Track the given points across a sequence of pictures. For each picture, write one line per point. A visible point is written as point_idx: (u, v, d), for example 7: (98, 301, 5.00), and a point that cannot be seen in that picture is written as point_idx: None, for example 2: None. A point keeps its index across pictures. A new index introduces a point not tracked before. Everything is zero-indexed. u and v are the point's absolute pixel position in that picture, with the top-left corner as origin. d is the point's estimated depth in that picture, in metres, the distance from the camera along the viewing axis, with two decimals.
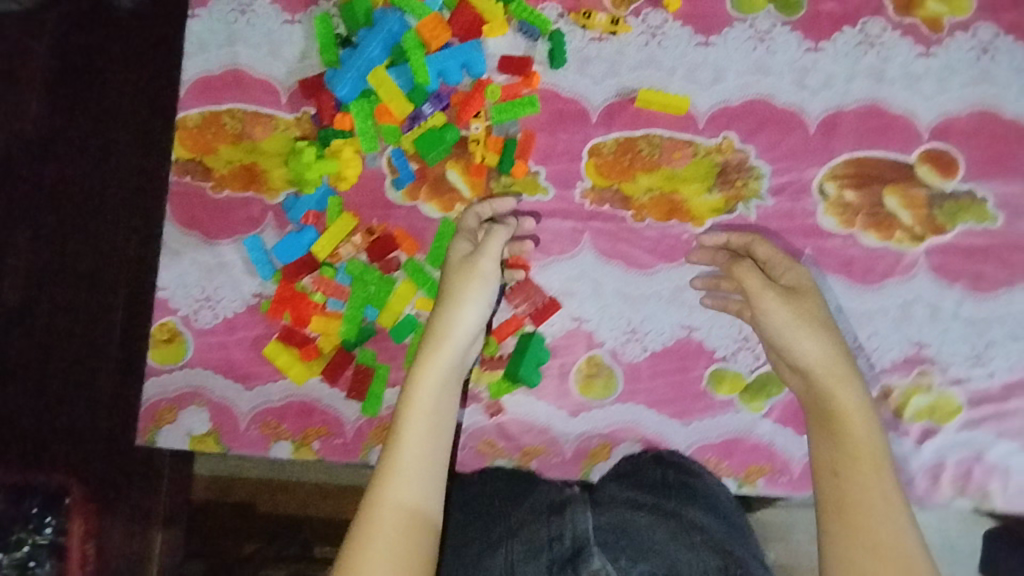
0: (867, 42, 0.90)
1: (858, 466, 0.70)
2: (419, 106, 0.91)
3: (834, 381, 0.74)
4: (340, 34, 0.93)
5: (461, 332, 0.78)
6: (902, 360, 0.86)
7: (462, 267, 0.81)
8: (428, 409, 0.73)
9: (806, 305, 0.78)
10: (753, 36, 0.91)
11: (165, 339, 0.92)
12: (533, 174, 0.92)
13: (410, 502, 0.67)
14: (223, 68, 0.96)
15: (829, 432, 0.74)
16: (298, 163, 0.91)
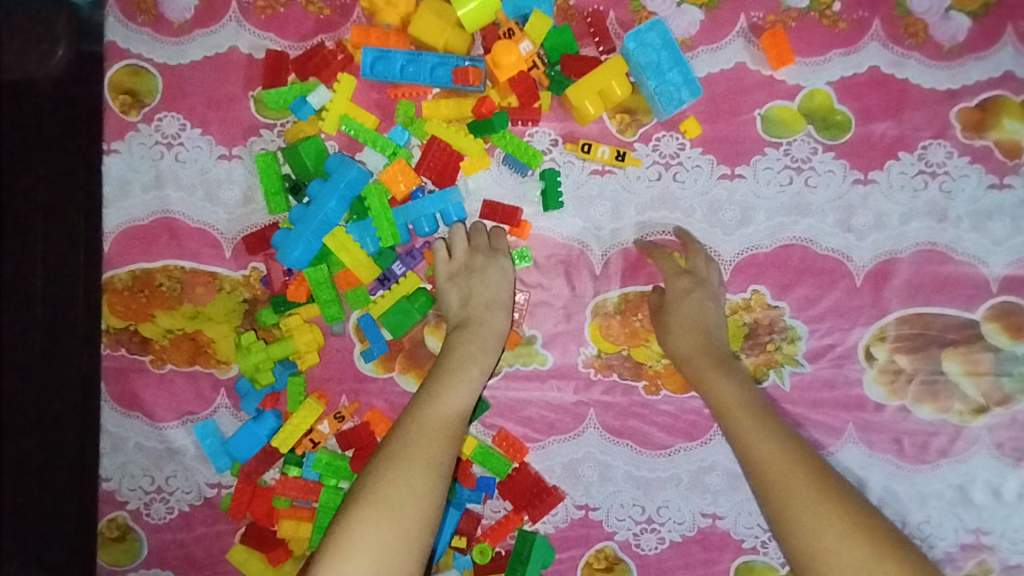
0: (928, 171, 0.75)
1: (751, 442, 0.65)
2: (388, 266, 0.77)
3: (706, 364, 0.72)
4: (289, 176, 0.79)
5: (491, 341, 0.73)
6: (958, 549, 0.75)
7: (492, 262, 0.75)
8: (452, 384, 0.68)
9: (686, 303, 0.74)
10: (789, 166, 0.76)
11: (115, 537, 0.81)
12: (528, 340, 0.78)
13: (427, 465, 0.62)
14: (153, 215, 0.81)
15: (717, 400, 0.70)
16: (246, 361, 0.77)
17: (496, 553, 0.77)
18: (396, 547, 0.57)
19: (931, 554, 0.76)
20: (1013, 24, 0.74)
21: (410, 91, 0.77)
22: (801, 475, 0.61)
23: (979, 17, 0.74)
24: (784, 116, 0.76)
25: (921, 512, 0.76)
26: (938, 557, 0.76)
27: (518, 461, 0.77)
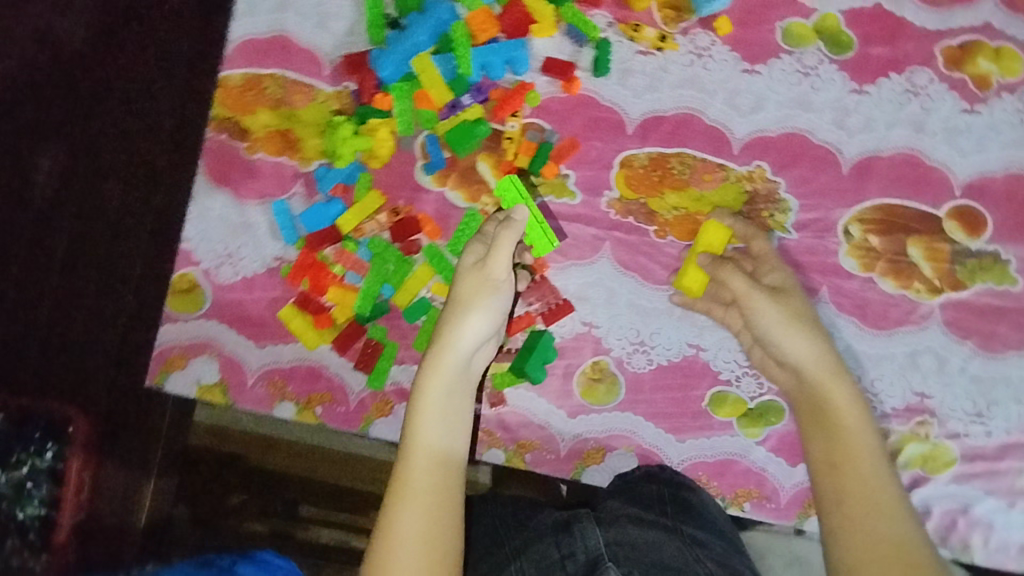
0: (912, 91, 0.91)
1: (848, 476, 0.74)
2: (459, 96, 0.92)
3: (834, 383, 0.79)
4: (390, 16, 0.94)
5: (483, 305, 0.83)
6: (903, 407, 0.88)
7: (473, 271, 0.84)
8: (438, 396, 0.79)
9: (792, 305, 0.83)
10: (799, 71, 0.92)
11: (184, 289, 0.93)
12: (563, 177, 0.93)
13: (430, 483, 0.73)
14: (271, 32, 0.97)
15: (825, 433, 0.78)
16: (332, 137, 0.92)
17: (507, 346, 0.90)
18: (433, 551, 0.68)
19: (879, 409, 0.88)
20: None
21: None
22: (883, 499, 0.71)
23: None
24: (801, 31, 0.92)
25: (875, 371, 0.88)
26: (885, 412, 0.88)
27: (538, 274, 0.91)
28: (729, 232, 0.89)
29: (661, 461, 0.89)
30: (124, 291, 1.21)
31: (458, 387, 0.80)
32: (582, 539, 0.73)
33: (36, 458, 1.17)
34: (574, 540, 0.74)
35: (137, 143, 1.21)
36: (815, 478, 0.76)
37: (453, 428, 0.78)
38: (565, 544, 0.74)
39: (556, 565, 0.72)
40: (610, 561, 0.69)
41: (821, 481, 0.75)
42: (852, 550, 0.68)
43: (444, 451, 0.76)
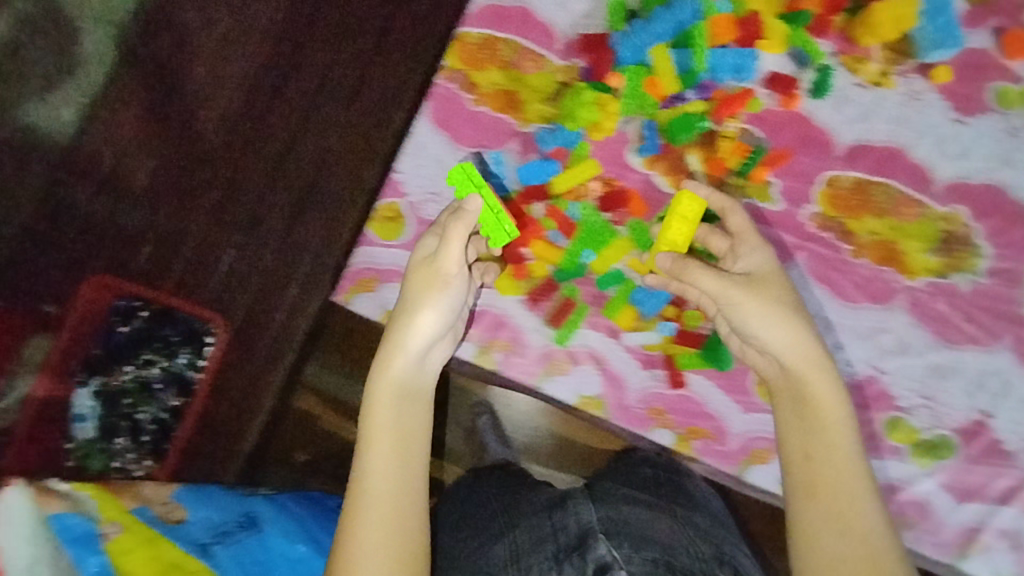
0: None
1: (811, 472, 0.74)
2: (685, 90, 0.96)
3: (815, 374, 0.77)
4: (631, 7, 0.98)
5: (441, 304, 0.85)
6: None
7: (424, 267, 0.86)
8: (388, 399, 0.81)
9: (766, 288, 0.80)
10: (1004, 130, 0.96)
11: (388, 217, 0.97)
12: (768, 184, 0.96)
13: (382, 491, 0.76)
14: (512, 2, 1.01)
15: (803, 420, 0.77)
16: (569, 101, 0.96)
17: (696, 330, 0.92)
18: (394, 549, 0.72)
19: None
20: None
21: None
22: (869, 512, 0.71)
23: None
24: (1012, 94, 0.96)
25: None
26: None
27: None
28: (705, 202, 0.88)
29: None
30: (287, 223, 1.28)
31: (404, 387, 0.82)
32: (578, 514, 0.78)
33: (168, 360, 1.19)
34: (567, 514, 0.79)
35: (330, 92, 1.32)
36: (788, 465, 0.76)
37: (404, 429, 0.80)
38: (558, 517, 0.79)
39: (549, 538, 0.78)
40: (601, 533, 0.75)
41: (790, 467, 0.76)
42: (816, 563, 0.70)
43: (404, 452, 0.79)
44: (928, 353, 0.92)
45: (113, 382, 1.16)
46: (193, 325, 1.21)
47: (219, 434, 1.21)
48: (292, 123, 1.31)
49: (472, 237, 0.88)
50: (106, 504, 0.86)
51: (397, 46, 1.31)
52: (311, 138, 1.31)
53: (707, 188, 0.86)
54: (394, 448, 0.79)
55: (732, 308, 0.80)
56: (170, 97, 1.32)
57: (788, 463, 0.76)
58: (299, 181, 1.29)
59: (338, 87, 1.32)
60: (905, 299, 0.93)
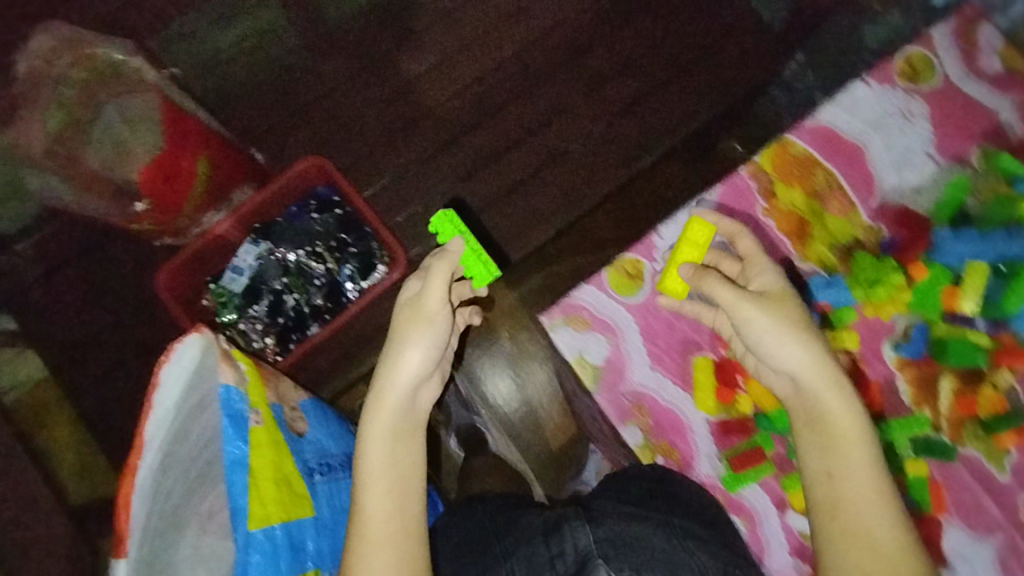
0: None
1: (839, 508, 0.72)
2: (980, 318, 0.88)
3: (828, 388, 0.74)
4: (967, 208, 0.91)
5: (428, 339, 0.85)
6: None
7: (412, 311, 0.86)
8: (381, 439, 0.82)
9: (779, 305, 0.75)
10: None
11: (629, 272, 0.93)
12: (1010, 453, 0.87)
13: (386, 529, 0.78)
14: (852, 137, 0.96)
15: (820, 442, 0.74)
16: (858, 266, 0.91)
17: None
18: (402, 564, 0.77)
19: None
20: None
21: None
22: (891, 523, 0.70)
23: None
24: None
25: None
26: None
27: (933, 511, 0.88)
28: (713, 227, 0.87)
29: None
30: (495, 199, 1.27)
31: (400, 429, 0.83)
32: (573, 537, 0.76)
33: (335, 265, 1.18)
34: (564, 541, 0.77)
35: (596, 102, 1.30)
36: (811, 482, 0.74)
37: (400, 464, 0.82)
38: (555, 544, 0.77)
39: (544, 565, 0.76)
40: (601, 560, 0.73)
41: (812, 484, 0.74)
42: None
43: (395, 487, 0.80)
44: None
45: (278, 256, 1.17)
46: (370, 247, 1.19)
47: (341, 350, 1.24)
48: (544, 111, 1.29)
49: (455, 283, 0.93)
50: (255, 386, 0.86)
51: (677, 97, 1.29)
52: (553, 133, 1.29)
53: (717, 214, 0.86)
54: (388, 487, 0.80)
55: (740, 321, 0.75)
56: (452, 25, 1.30)
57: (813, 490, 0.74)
58: (519, 166, 1.28)
59: (597, 100, 1.30)
60: None
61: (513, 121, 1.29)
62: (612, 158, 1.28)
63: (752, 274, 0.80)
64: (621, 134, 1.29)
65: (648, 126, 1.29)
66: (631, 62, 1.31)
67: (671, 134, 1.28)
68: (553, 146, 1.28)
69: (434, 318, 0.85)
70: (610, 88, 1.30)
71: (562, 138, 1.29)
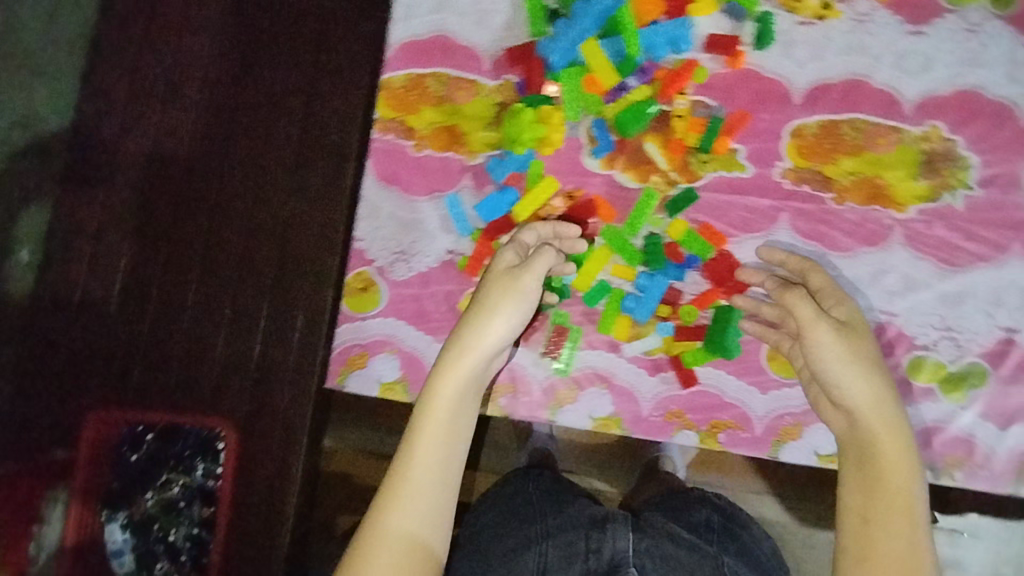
0: (969, 30, 0.91)
1: (886, 494, 0.72)
2: (624, 79, 0.93)
3: (886, 435, 0.74)
4: (549, 6, 0.96)
5: (523, 303, 0.81)
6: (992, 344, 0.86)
7: (505, 278, 0.82)
8: (434, 435, 0.76)
9: (860, 343, 0.77)
10: (907, 32, 0.92)
11: (360, 288, 0.93)
12: (733, 151, 0.92)
13: (423, 495, 0.74)
14: (431, 32, 0.99)
15: (865, 477, 0.74)
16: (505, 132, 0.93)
17: (698, 321, 0.89)
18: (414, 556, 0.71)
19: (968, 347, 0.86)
20: None
21: None
22: (906, 530, 0.70)
23: None
24: None
25: (959, 310, 0.87)
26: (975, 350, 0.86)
27: (719, 247, 0.90)
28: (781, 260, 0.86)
29: None
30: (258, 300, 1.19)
31: (454, 420, 0.78)
32: (614, 542, 0.87)
33: (187, 476, 1.15)
34: (603, 537, 0.87)
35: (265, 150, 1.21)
36: (839, 523, 0.73)
37: (445, 464, 0.76)
38: (593, 539, 0.87)
39: (580, 555, 0.86)
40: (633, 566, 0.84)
41: (843, 520, 0.73)
42: None
43: (436, 500, 0.74)
44: (935, 284, 0.88)
45: (139, 512, 1.11)
46: (199, 433, 1.16)
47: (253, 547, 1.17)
48: (248, 175, 1.20)
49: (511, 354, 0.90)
50: None
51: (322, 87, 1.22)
52: (272, 189, 1.19)
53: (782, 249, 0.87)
54: (431, 495, 0.74)
55: (810, 337, 0.77)
56: None
57: (848, 463, 0.76)
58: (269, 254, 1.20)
59: (281, 149, 1.21)
60: (899, 235, 0.89)
61: (222, 227, 1.20)
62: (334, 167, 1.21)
63: (727, 248, 0.90)
64: (325, 143, 1.21)
65: (335, 109, 1.21)
66: (279, 74, 1.23)
67: (361, 101, 1.18)
68: (266, 218, 1.20)
69: (525, 293, 0.81)
70: (269, 138, 1.21)
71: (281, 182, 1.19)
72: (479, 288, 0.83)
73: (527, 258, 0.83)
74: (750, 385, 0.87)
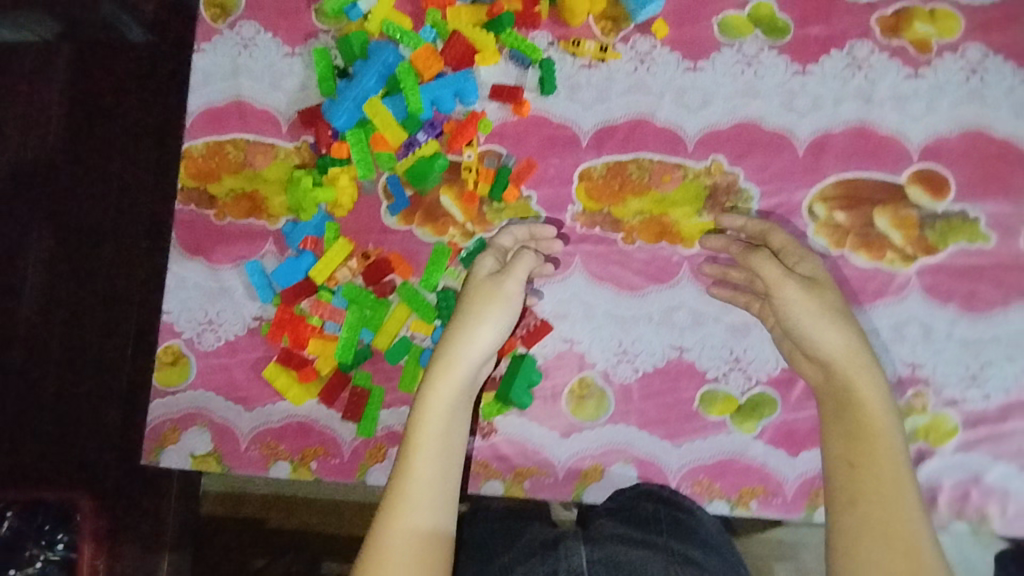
0: (745, 62, 0.93)
1: (876, 457, 0.72)
2: (413, 134, 0.94)
3: (859, 383, 0.75)
4: (339, 66, 0.97)
5: (506, 306, 0.80)
6: (778, 373, 0.87)
7: (489, 285, 0.81)
8: (433, 437, 0.73)
9: (825, 298, 0.78)
10: (686, 67, 0.94)
11: (169, 361, 0.95)
12: (525, 199, 0.94)
13: (428, 492, 0.70)
14: (227, 98, 1.00)
15: (846, 430, 0.75)
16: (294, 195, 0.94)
17: (490, 376, 0.89)
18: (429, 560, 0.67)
19: (755, 377, 0.87)
20: None
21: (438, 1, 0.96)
22: (899, 481, 0.71)
23: None
24: (736, 22, 0.93)
25: (746, 340, 0.88)
26: (761, 379, 0.87)
27: None
28: (742, 226, 0.88)
29: (661, 470, 0.87)
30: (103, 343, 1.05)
31: (451, 418, 0.75)
32: (566, 558, 0.68)
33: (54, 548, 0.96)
34: (558, 559, 0.68)
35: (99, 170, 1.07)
36: (830, 475, 0.74)
37: (449, 461, 0.73)
38: (550, 564, 0.68)
39: None
40: None
41: (833, 476, 0.74)
42: (850, 556, 0.68)
43: (438, 507, 0.70)
44: (723, 317, 0.88)
45: None
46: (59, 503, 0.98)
47: None
48: (86, 200, 1.05)
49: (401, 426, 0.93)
50: None
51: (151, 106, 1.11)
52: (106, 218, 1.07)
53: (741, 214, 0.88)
54: (431, 502, 0.70)
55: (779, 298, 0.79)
56: None
57: (835, 418, 0.76)
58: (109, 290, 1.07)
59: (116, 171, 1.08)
60: (687, 270, 0.90)
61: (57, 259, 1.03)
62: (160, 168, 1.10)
63: (527, 303, 0.90)
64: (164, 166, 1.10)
65: None
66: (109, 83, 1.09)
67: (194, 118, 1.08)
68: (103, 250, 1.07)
69: (509, 297, 0.81)
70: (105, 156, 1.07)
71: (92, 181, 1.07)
72: (467, 286, 0.82)
73: (507, 264, 0.83)
74: (550, 429, 0.89)
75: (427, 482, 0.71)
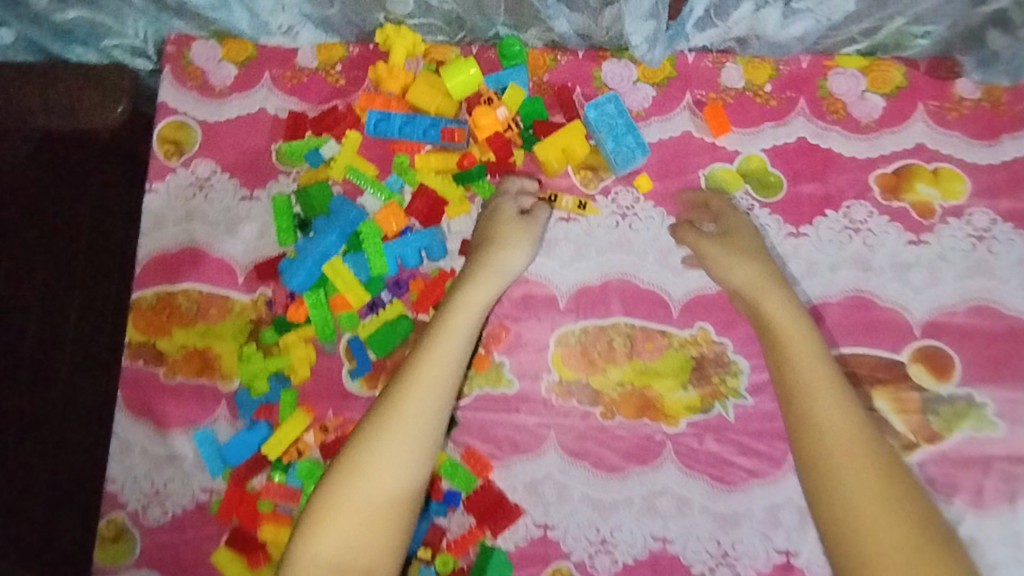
0: None
1: (831, 436, 0.71)
2: (376, 294, 0.87)
3: (795, 347, 0.76)
4: (298, 214, 0.90)
5: (523, 247, 0.82)
6: (768, 569, 0.81)
7: (519, 226, 0.82)
8: (418, 392, 0.71)
9: (745, 245, 0.82)
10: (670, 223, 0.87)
11: (111, 537, 0.87)
12: (497, 365, 0.87)
13: (404, 429, 0.70)
14: (179, 245, 0.92)
15: (787, 382, 0.76)
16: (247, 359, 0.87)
17: (458, 566, 0.84)
18: (386, 528, 0.67)
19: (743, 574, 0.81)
20: (922, 103, 0.84)
21: (405, 146, 0.88)
22: (869, 462, 0.69)
23: (893, 98, 0.85)
24: (725, 177, 0.86)
25: (733, 532, 0.82)
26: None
27: (482, 478, 0.85)
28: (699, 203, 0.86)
29: None
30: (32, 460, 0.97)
31: (445, 378, 0.73)
32: None
33: None
34: None
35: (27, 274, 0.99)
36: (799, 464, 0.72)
37: (428, 416, 0.71)
38: None
39: None
40: None
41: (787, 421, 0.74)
42: (837, 516, 0.67)
43: (410, 465, 0.69)
44: (707, 505, 0.82)
45: None
46: None
47: None
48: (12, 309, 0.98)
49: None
50: None
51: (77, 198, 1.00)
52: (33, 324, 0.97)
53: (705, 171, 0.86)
54: (405, 449, 0.69)
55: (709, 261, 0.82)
56: None
57: (788, 393, 0.75)
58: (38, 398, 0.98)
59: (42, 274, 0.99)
60: (671, 450, 0.84)
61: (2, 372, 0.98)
62: (102, 260, 1.01)
63: (496, 483, 0.85)
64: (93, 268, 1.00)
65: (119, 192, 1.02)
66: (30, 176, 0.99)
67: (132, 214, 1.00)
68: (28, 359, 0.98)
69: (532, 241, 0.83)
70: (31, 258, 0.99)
71: (56, 298, 1.00)
72: (480, 232, 0.83)
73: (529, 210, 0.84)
74: None
75: (414, 425, 0.70)
